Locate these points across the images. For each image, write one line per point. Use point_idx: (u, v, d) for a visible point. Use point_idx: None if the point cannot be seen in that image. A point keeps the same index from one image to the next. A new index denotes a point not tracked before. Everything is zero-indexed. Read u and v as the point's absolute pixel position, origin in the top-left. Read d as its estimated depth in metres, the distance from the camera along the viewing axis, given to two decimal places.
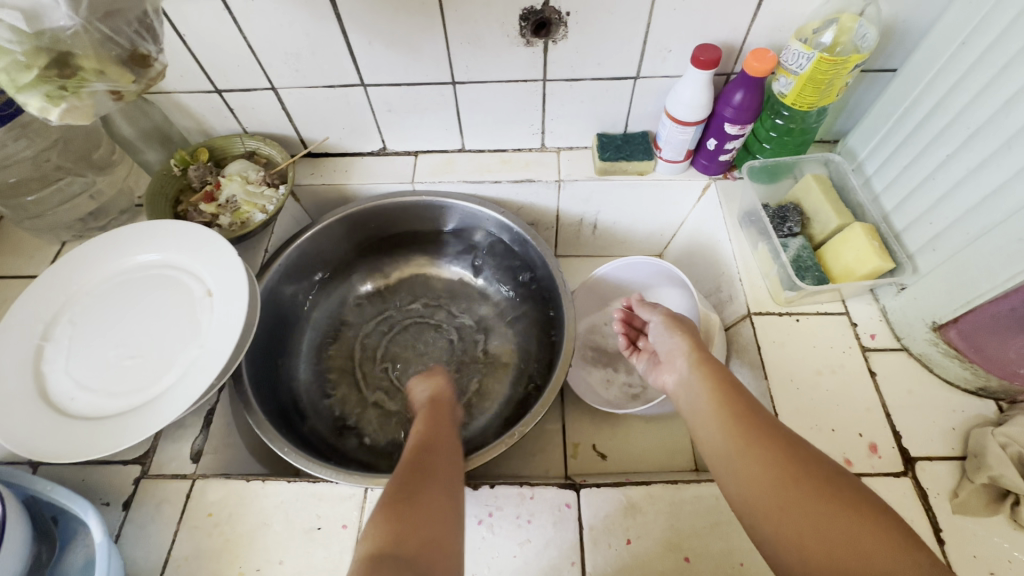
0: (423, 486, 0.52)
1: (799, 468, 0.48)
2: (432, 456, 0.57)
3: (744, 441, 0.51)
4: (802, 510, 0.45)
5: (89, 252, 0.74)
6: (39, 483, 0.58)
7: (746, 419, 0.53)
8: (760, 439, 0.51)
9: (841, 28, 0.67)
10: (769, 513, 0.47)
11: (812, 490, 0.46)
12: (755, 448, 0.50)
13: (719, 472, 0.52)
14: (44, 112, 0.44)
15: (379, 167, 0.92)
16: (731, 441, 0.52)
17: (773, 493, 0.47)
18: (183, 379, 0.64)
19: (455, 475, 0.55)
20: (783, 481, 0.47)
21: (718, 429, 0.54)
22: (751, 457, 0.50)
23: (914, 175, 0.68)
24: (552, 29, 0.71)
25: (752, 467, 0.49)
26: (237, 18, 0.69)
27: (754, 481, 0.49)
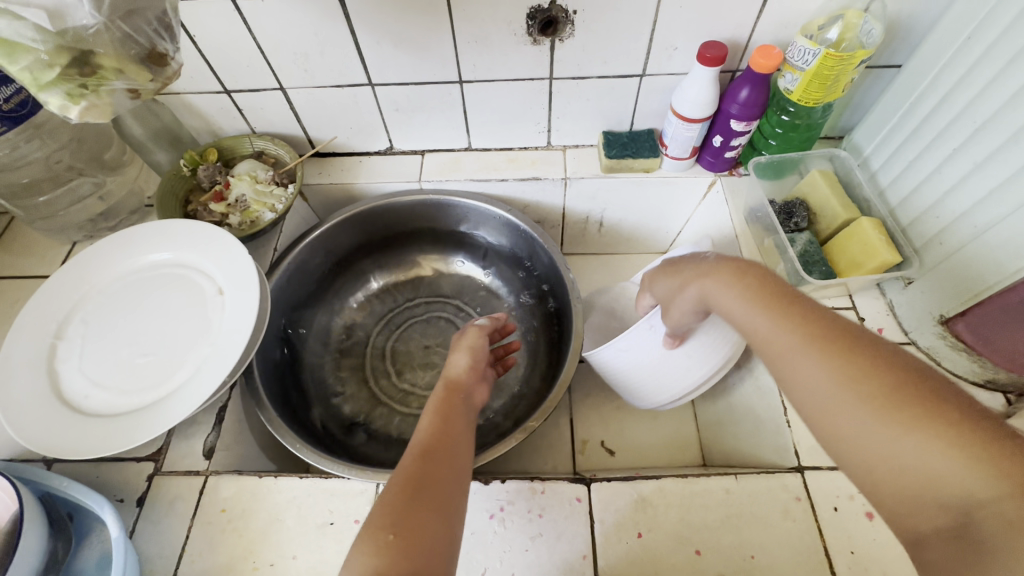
0: (423, 498, 0.47)
1: (875, 377, 0.37)
2: (439, 461, 0.51)
3: (811, 343, 0.41)
4: (869, 425, 0.36)
5: (101, 252, 0.75)
6: (56, 480, 0.59)
7: (812, 321, 0.42)
8: (832, 348, 0.40)
9: (846, 24, 0.67)
10: (832, 425, 0.38)
11: (887, 404, 0.36)
12: (823, 356, 0.39)
13: (770, 369, 0.43)
14: (64, 110, 0.45)
15: (387, 166, 0.92)
16: (794, 344, 0.41)
17: (838, 401, 0.38)
18: (195, 377, 0.65)
19: (460, 482, 0.51)
20: (848, 392, 0.37)
21: (762, 325, 0.44)
22: (815, 362, 0.40)
23: (920, 170, 0.68)
24: (558, 27, 0.71)
25: (813, 373, 0.39)
26: (247, 19, 0.70)
27: (815, 389, 0.39)
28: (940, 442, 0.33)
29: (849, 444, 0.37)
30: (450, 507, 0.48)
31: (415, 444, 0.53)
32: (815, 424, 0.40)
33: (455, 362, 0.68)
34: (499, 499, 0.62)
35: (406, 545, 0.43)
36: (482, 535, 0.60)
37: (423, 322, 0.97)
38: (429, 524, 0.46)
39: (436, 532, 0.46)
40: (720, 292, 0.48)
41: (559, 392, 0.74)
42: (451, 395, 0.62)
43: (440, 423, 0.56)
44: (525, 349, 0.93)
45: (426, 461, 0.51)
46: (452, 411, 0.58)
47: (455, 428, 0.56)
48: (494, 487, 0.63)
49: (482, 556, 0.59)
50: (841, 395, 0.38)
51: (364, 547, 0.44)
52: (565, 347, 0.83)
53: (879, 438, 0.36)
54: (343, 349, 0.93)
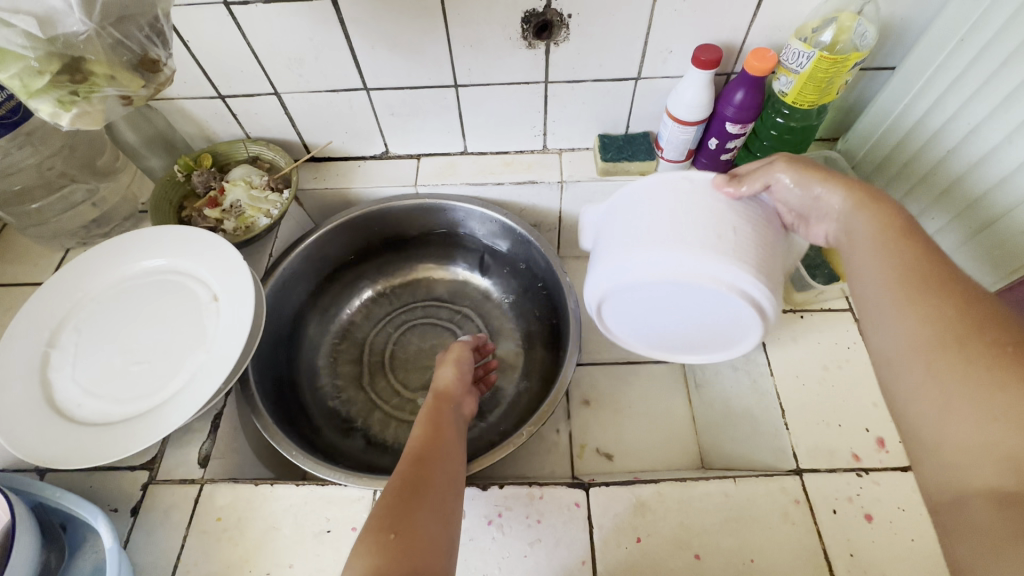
0: (420, 499, 0.49)
1: (975, 342, 0.39)
2: (432, 467, 0.52)
3: (912, 293, 0.44)
4: (950, 380, 0.39)
5: (93, 259, 0.74)
6: (48, 490, 0.58)
7: (927, 279, 0.43)
8: (933, 300, 0.42)
9: (840, 27, 0.67)
10: (914, 378, 0.41)
11: (979, 366, 0.38)
12: (921, 303, 0.43)
13: (865, 313, 0.47)
14: (56, 118, 0.45)
15: (382, 171, 0.92)
16: (897, 298, 0.44)
17: (926, 354, 0.41)
18: (190, 384, 0.64)
19: (453, 486, 0.52)
20: (938, 343, 0.40)
21: (878, 275, 0.47)
22: (911, 311, 0.43)
23: (913, 172, 0.70)
24: (553, 31, 0.71)
25: (912, 328, 0.42)
26: (240, 24, 0.69)
27: (908, 341, 0.42)
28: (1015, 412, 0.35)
29: (923, 399, 0.40)
30: (445, 509, 0.50)
31: (409, 452, 0.55)
32: (896, 376, 0.43)
33: (443, 374, 0.70)
34: (497, 505, 0.61)
35: (406, 543, 0.44)
36: (480, 541, 0.60)
37: (420, 326, 0.97)
38: (425, 523, 0.47)
39: (433, 531, 0.47)
40: (863, 228, 0.50)
41: (556, 397, 0.74)
42: (440, 405, 0.64)
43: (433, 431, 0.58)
44: (522, 352, 0.92)
45: (419, 465, 0.52)
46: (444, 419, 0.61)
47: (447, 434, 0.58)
48: (492, 493, 0.62)
49: (481, 562, 0.59)
50: (936, 349, 0.40)
51: (364, 547, 0.45)
52: (563, 350, 0.83)
53: (952, 396, 0.38)
54: (339, 354, 0.92)
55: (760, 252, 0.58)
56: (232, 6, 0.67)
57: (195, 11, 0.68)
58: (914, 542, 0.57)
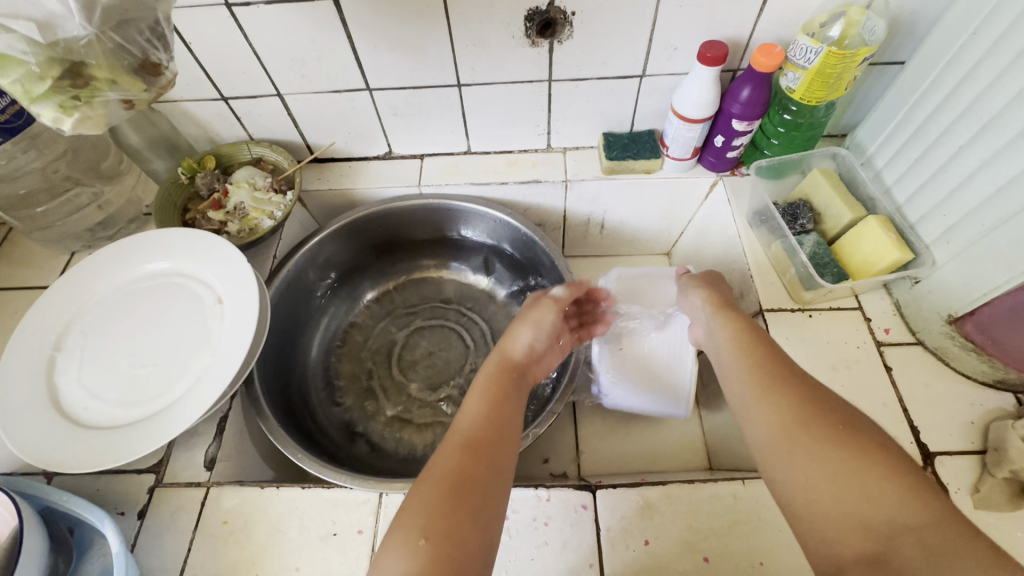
0: (462, 499, 0.46)
1: (823, 423, 0.44)
2: (481, 459, 0.49)
3: (768, 383, 0.49)
4: (813, 459, 0.43)
5: (98, 263, 0.74)
6: (56, 494, 0.58)
7: (773, 372, 0.49)
8: (785, 387, 0.48)
9: (848, 23, 0.66)
10: (779, 461, 0.45)
11: (831, 446, 0.43)
12: (778, 392, 0.48)
13: (735, 410, 0.51)
14: (57, 123, 0.44)
15: (386, 171, 0.91)
16: (755, 388, 0.49)
17: (788, 443, 0.45)
18: (196, 387, 0.64)
19: (500, 482, 0.48)
20: (794, 428, 0.45)
21: (739, 372, 0.52)
22: (769, 401, 0.48)
23: (925, 167, 0.67)
24: (557, 29, 0.71)
25: (768, 414, 0.47)
26: (243, 26, 0.69)
27: (767, 429, 0.46)
28: (874, 479, 0.41)
29: (791, 479, 0.44)
30: (492, 506, 0.47)
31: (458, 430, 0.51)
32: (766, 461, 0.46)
33: (520, 336, 0.64)
34: (503, 508, 0.61)
35: (438, 554, 0.42)
36: None
37: (424, 327, 0.96)
38: (461, 522, 0.44)
39: (469, 532, 0.44)
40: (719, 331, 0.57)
41: (564, 397, 0.73)
42: (502, 371, 0.60)
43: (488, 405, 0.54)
44: None
45: (466, 455, 0.49)
46: (504, 397, 0.55)
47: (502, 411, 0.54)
48: None
49: None
50: (796, 433, 0.45)
51: (397, 548, 0.43)
52: (568, 351, 0.83)
53: (813, 472, 0.43)
54: (344, 356, 0.92)
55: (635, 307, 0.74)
56: (234, 8, 0.67)
57: (197, 13, 0.67)
58: None
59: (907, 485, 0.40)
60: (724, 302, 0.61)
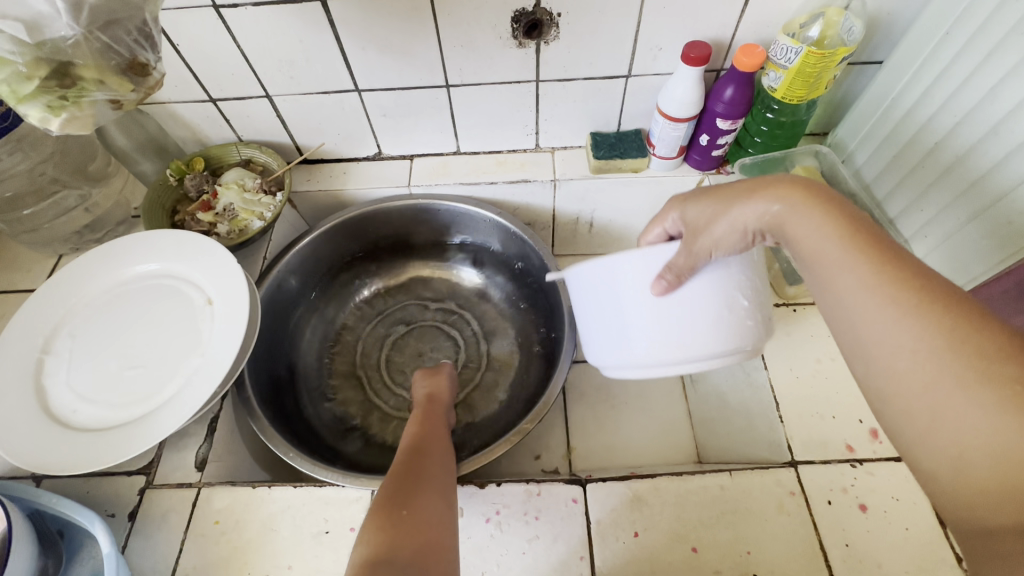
0: (417, 484, 0.52)
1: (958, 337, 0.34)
2: (424, 457, 0.57)
3: (901, 303, 0.36)
4: (962, 405, 0.33)
5: (86, 265, 0.74)
6: (46, 497, 0.58)
7: (906, 290, 0.37)
8: (927, 311, 0.35)
9: (827, 22, 0.68)
10: (910, 401, 0.35)
11: (996, 399, 0.32)
12: (912, 315, 0.36)
13: (842, 330, 0.40)
14: (45, 123, 0.43)
15: (375, 172, 0.92)
16: (875, 293, 0.37)
17: (926, 380, 0.35)
18: (186, 388, 0.64)
19: (445, 473, 0.56)
20: (937, 365, 0.34)
21: (855, 287, 0.38)
22: (902, 326, 0.36)
23: (902, 164, 0.69)
24: (544, 30, 0.72)
25: (902, 344, 0.36)
26: (231, 28, 0.70)
27: (896, 360, 0.36)
28: None
29: (910, 407, 0.36)
30: (444, 491, 0.53)
31: (404, 447, 0.59)
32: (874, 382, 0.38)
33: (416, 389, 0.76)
34: (494, 503, 0.62)
35: (407, 522, 0.47)
36: (477, 539, 0.60)
37: (415, 327, 0.97)
38: (428, 499, 0.51)
39: (436, 509, 0.50)
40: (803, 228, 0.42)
41: (552, 393, 0.74)
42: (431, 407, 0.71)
43: (424, 428, 0.64)
44: (518, 351, 0.93)
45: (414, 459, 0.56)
46: (431, 420, 0.66)
47: (437, 430, 0.64)
48: (489, 490, 0.63)
49: (479, 560, 0.59)
50: (932, 361, 0.34)
51: (371, 526, 0.47)
52: (558, 348, 0.84)
53: (944, 402, 0.34)
54: (335, 356, 0.92)
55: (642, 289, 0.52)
56: (222, 10, 0.67)
57: (185, 14, 0.68)
58: (909, 531, 0.58)
59: None
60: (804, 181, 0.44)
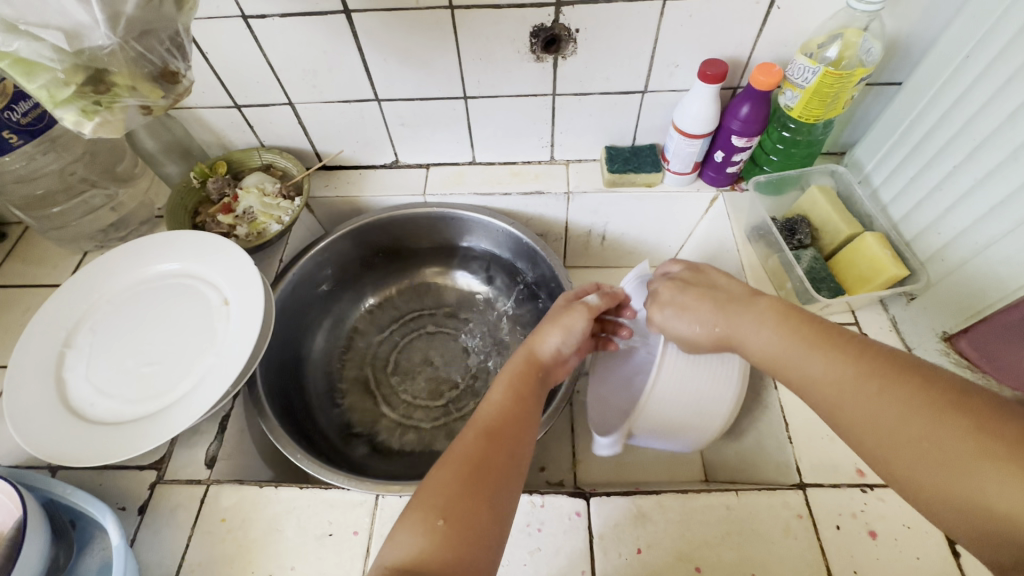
0: (482, 485, 0.47)
1: (915, 387, 0.39)
2: (501, 444, 0.50)
3: (860, 374, 0.42)
4: (932, 452, 0.37)
5: (112, 263, 0.76)
6: (59, 487, 0.60)
7: (866, 364, 0.42)
8: (889, 375, 0.41)
9: (845, 43, 0.67)
10: (893, 457, 0.39)
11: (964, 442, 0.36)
12: (875, 378, 0.41)
13: (820, 407, 0.44)
14: (78, 126, 0.44)
15: (391, 180, 0.93)
16: (841, 375, 0.43)
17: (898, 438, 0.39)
18: (199, 386, 0.66)
19: (517, 473, 0.49)
20: (906, 419, 0.39)
21: (815, 371, 0.45)
22: (870, 394, 0.41)
23: (921, 186, 0.68)
24: (561, 45, 0.73)
25: (870, 407, 0.41)
26: (258, 37, 0.72)
27: (874, 424, 0.40)
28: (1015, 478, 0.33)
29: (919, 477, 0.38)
30: (506, 494, 0.48)
31: (475, 422, 0.52)
32: (876, 457, 0.40)
33: (546, 339, 0.62)
34: None
35: (453, 537, 0.43)
36: None
37: (425, 334, 0.97)
38: (484, 508, 0.46)
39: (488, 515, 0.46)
40: (758, 332, 0.50)
41: (560, 404, 0.74)
42: (531, 370, 0.60)
43: (510, 403, 0.54)
44: None
45: (488, 442, 0.50)
46: (526, 390, 0.57)
47: (522, 411, 0.55)
48: None
49: None
50: (901, 415, 0.39)
51: (416, 526, 0.44)
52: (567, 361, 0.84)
53: (946, 464, 0.36)
54: (345, 360, 0.94)
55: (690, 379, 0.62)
56: (250, 20, 0.70)
57: (215, 24, 0.70)
58: (920, 561, 0.56)
59: None
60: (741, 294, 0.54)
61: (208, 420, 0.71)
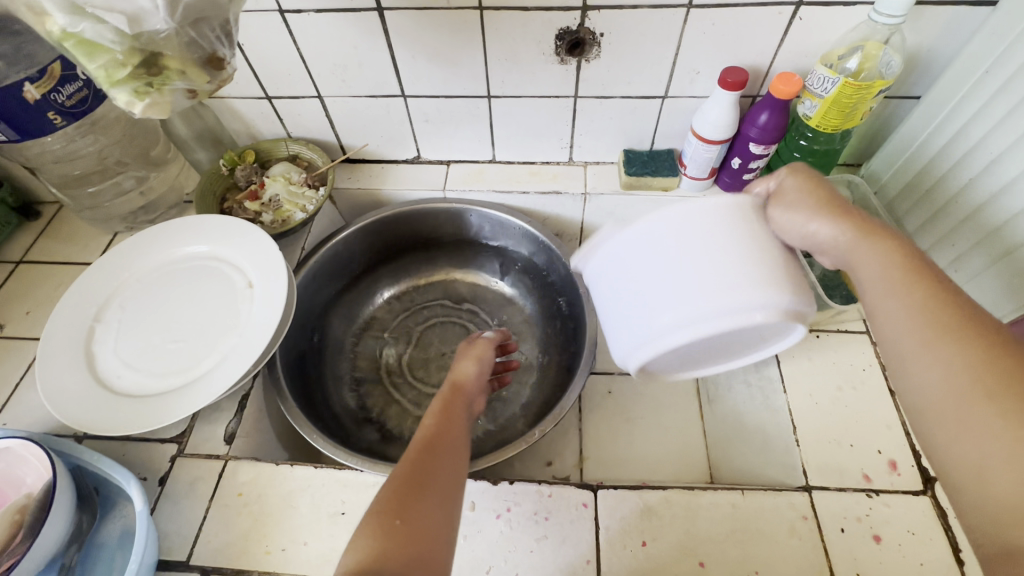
0: (424, 491, 0.49)
1: (996, 368, 0.37)
2: (440, 457, 0.52)
3: (936, 334, 0.41)
4: (980, 426, 0.36)
5: (143, 243, 0.79)
6: (86, 454, 0.62)
7: (949, 326, 0.40)
8: (971, 343, 0.39)
9: (865, 56, 0.68)
10: (942, 422, 0.39)
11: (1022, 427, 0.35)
12: (959, 339, 0.40)
13: (890, 355, 0.44)
14: (130, 106, 0.45)
15: (412, 175, 0.96)
16: (919, 327, 0.42)
17: (957, 404, 0.38)
18: (223, 364, 0.68)
19: (459, 480, 0.51)
20: (968, 389, 0.38)
21: (903, 318, 0.43)
22: (942, 355, 0.40)
23: (937, 199, 0.69)
24: (585, 48, 0.75)
25: (936, 369, 0.40)
26: (293, 31, 0.75)
27: (935, 385, 0.39)
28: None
29: (962, 449, 0.37)
30: (451, 498, 0.50)
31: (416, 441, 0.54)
32: (926, 421, 0.40)
33: (465, 368, 0.69)
34: (507, 500, 0.63)
35: (403, 536, 0.45)
36: (487, 534, 0.61)
37: (439, 325, 0.99)
38: (430, 511, 0.47)
39: (436, 520, 0.47)
40: (874, 262, 0.47)
41: (570, 399, 0.76)
42: (455, 397, 0.63)
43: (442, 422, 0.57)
44: (537, 358, 0.94)
45: (426, 454, 0.52)
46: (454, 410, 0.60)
47: (455, 427, 0.57)
48: (503, 488, 0.64)
49: (488, 554, 0.60)
50: (969, 384, 0.38)
51: (369, 531, 0.45)
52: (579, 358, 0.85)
53: (989, 440, 0.36)
54: (360, 348, 0.96)
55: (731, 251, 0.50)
56: (287, 14, 0.72)
57: (253, 17, 0.73)
58: (923, 566, 0.57)
59: None
60: (869, 224, 0.49)
61: (228, 399, 0.73)
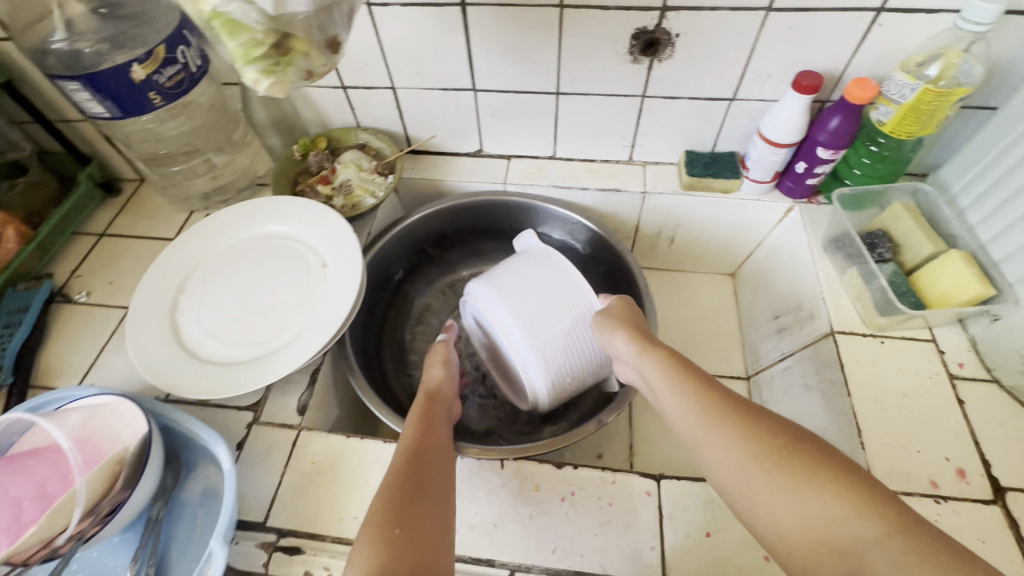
0: (420, 497, 0.52)
1: (766, 432, 0.48)
2: (426, 464, 0.56)
3: (710, 416, 0.51)
4: (767, 483, 0.45)
5: (223, 220, 0.83)
6: (176, 414, 0.66)
7: (719, 409, 0.51)
8: (733, 416, 0.50)
9: (946, 64, 0.68)
10: (743, 488, 0.46)
11: (790, 472, 0.44)
12: (725, 417, 0.50)
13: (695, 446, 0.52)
14: (256, 83, 0.48)
15: (474, 167, 0.98)
16: (698, 416, 0.52)
17: (747, 470, 0.47)
18: (300, 337, 0.71)
19: (447, 480, 0.56)
20: (749, 456, 0.47)
21: (687, 411, 0.53)
22: (723, 429, 0.49)
23: (1013, 210, 0.69)
24: (659, 48, 0.76)
25: (721, 444, 0.49)
26: (377, 24, 0.78)
27: (726, 456, 0.48)
28: (836, 492, 0.42)
29: (768, 507, 0.45)
30: (444, 500, 0.53)
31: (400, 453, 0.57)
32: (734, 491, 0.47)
33: (432, 372, 0.74)
34: (571, 484, 0.65)
35: (407, 539, 0.47)
36: (552, 514, 0.63)
37: None
38: (426, 514, 0.51)
39: (433, 516, 0.51)
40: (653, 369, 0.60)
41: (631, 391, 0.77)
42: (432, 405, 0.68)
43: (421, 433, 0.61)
44: None
45: (414, 463, 0.56)
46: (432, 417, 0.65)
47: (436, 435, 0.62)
48: (566, 472, 0.66)
49: (552, 533, 0.61)
50: (750, 452, 0.47)
51: (368, 540, 0.47)
52: None
53: (784, 490, 0.44)
54: (417, 333, 0.99)
55: (524, 281, 0.77)
56: (373, 7, 0.76)
57: None
58: None
59: (850, 491, 0.42)
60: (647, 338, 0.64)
61: (300, 372, 0.76)
